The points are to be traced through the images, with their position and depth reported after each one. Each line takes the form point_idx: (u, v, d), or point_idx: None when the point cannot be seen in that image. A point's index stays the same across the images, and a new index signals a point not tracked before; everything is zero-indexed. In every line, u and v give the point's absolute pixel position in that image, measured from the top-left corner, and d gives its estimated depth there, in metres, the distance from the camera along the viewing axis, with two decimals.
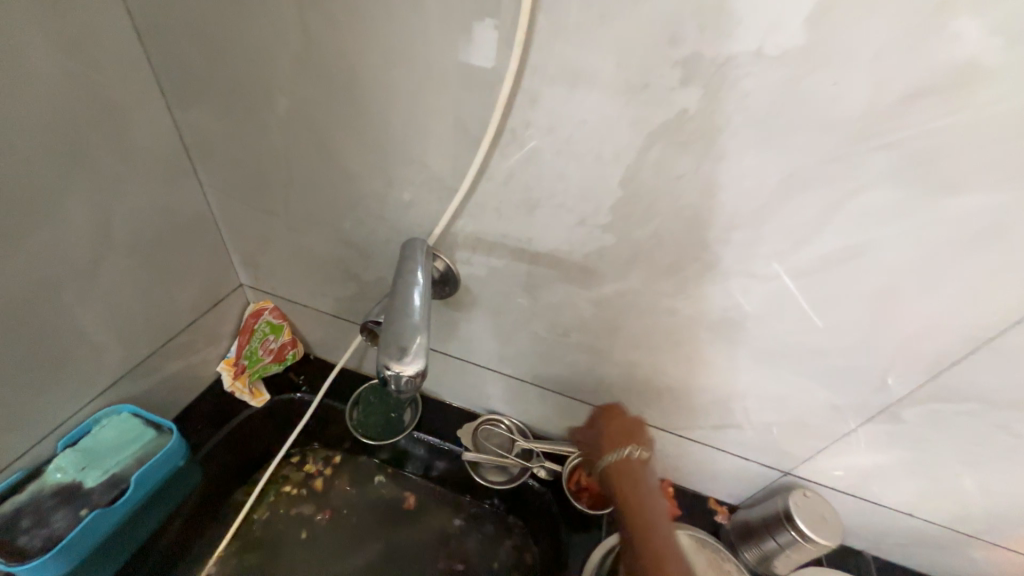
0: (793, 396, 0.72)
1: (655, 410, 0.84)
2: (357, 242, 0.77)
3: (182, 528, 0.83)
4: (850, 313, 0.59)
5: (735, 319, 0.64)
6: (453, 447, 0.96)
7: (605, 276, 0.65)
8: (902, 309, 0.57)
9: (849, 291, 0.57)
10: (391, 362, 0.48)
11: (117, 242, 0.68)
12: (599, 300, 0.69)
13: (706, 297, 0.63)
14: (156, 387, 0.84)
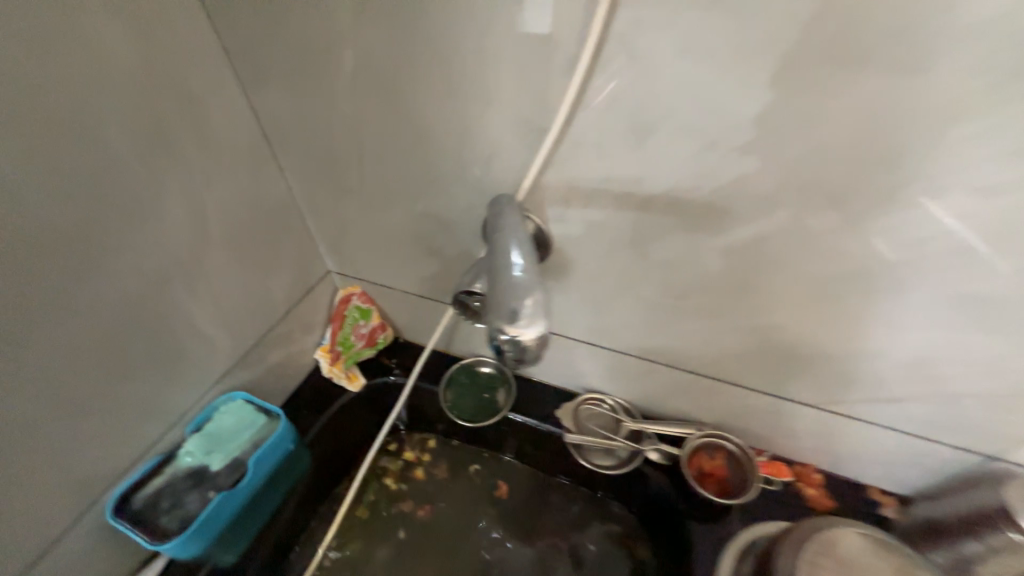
0: (1006, 359, 0.54)
1: (799, 383, 0.69)
2: (437, 213, 0.71)
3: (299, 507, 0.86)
4: (969, 288, 0.50)
5: (921, 257, 0.49)
6: (553, 430, 0.89)
7: (739, 213, 0.53)
8: (985, 305, 0.51)
9: (943, 273, 0.50)
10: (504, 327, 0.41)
11: (212, 234, 0.68)
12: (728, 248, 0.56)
13: (879, 229, 0.49)
14: (264, 376, 0.86)
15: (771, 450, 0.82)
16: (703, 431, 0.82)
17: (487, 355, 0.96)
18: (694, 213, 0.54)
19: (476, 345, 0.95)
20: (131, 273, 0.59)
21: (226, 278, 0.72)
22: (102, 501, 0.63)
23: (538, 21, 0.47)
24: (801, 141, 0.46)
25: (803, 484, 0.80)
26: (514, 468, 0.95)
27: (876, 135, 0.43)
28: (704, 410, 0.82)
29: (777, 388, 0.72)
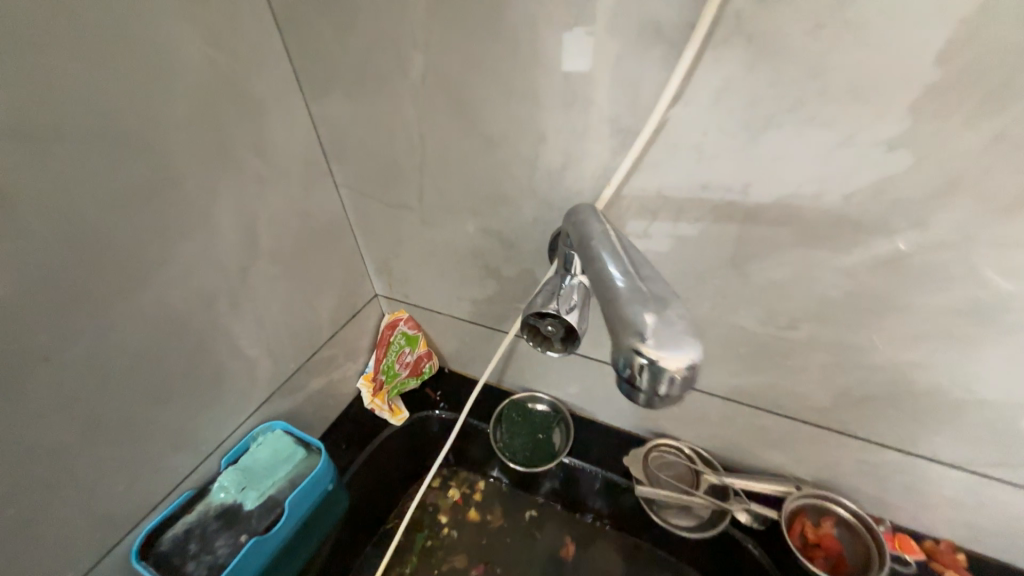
0: None
1: (937, 437, 0.57)
2: (499, 230, 0.66)
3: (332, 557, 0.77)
4: None
5: None
6: (618, 479, 0.79)
7: (870, 223, 0.44)
8: None
9: None
10: (642, 346, 0.30)
11: (263, 249, 0.66)
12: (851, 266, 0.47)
13: None
14: (305, 404, 0.81)
15: (891, 518, 0.68)
16: (807, 492, 0.68)
17: (542, 391, 0.87)
18: (811, 224, 0.46)
19: (529, 378, 0.86)
20: (179, 286, 0.56)
21: (273, 297, 0.69)
22: (128, 538, 0.58)
23: (577, 63, 0.47)
24: (966, 131, 0.37)
25: (937, 562, 0.65)
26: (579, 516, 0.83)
27: None
28: (802, 464, 0.69)
29: (904, 443, 0.59)
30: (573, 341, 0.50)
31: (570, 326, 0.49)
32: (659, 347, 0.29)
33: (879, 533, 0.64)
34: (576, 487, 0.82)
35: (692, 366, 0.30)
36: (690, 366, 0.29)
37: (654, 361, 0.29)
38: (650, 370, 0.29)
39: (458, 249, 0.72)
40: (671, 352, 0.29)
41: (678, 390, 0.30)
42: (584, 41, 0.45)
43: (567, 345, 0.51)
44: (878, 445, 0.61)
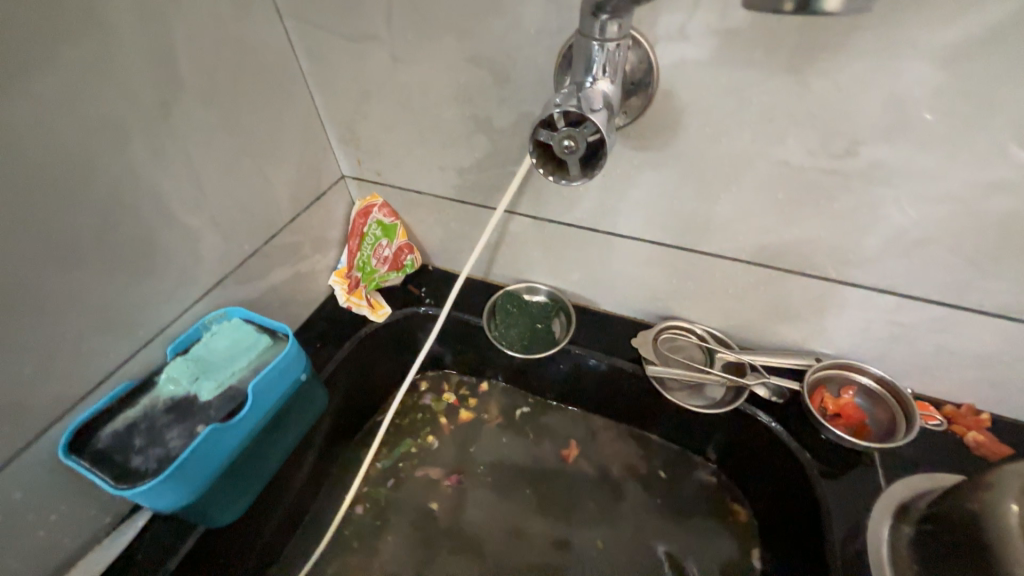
0: None
1: (998, 284, 0.50)
2: (491, 58, 0.53)
3: (315, 459, 0.71)
4: None
5: None
6: (626, 365, 0.71)
7: None
8: None
9: None
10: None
11: (187, 79, 0.51)
12: (935, 53, 0.39)
13: None
14: (269, 299, 0.70)
15: (911, 386, 0.64)
16: (829, 361, 0.64)
17: (540, 281, 0.77)
18: None
19: (524, 267, 0.76)
20: (68, 108, 0.42)
21: (209, 150, 0.56)
22: (54, 432, 0.48)
23: None
24: None
25: (958, 428, 0.62)
26: (580, 417, 0.80)
27: None
28: (832, 336, 0.62)
29: (953, 296, 0.53)
30: (596, 163, 0.40)
31: (599, 138, 0.39)
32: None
33: (905, 398, 0.60)
34: (578, 376, 0.76)
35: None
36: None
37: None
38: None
39: (439, 95, 0.59)
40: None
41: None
42: None
43: (589, 172, 0.41)
44: (924, 301, 0.54)
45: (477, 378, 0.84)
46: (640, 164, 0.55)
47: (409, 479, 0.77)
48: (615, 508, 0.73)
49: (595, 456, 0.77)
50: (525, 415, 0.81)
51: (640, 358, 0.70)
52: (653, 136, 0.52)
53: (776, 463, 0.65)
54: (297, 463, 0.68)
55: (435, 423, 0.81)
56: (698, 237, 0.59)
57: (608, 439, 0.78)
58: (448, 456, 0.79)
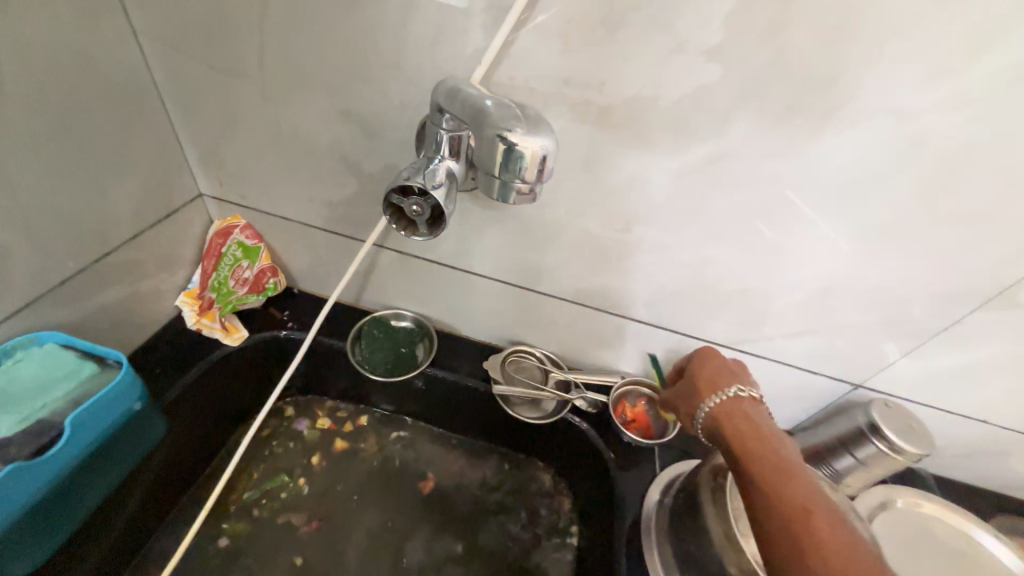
0: (874, 288, 0.63)
1: (719, 324, 0.73)
2: (360, 115, 0.60)
3: (148, 496, 0.65)
4: (815, 239, 0.60)
5: (823, 184, 0.55)
6: (478, 384, 0.82)
7: (680, 133, 0.54)
8: (827, 254, 0.61)
9: (799, 218, 0.59)
10: (513, 132, 0.42)
11: (7, 84, 0.48)
12: (671, 173, 0.57)
13: (795, 155, 0.54)
14: (98, 321, 0.65)
15: None
16: (629, 378, 0.83)
17: (406, 308, 0.84)
18: (642, 127, 0.55)
19: (391, 295, 0.83)
20: None
21: (31, 159, 0.52)
22: None
23: (431, 19, 0.52)
24: (741, 55, 0.49)
25: None
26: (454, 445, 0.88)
27: (797, 54, 0.47)
28: (630, 359, 0.82)
29: (698, 332, 0.75)
30: (438, 224, 0.51)
31: (441, 206, 0.49)
32: (525, 136, 0.42)
33: None
34: (437, 395, 0.84)
35: (544, 156, 0.43)
36: (542, 148, 0.43)
37: (517, 142, 0.42)
38: (516, 152, 0.43)
39: (309, 137, 0.64)
40: (529, 141, 0.43)
41: (546, 173, 0.45)
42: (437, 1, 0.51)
43: (432, 230, 0.51)
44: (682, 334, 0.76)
45: (349, 404, 0.88)
46: (487, 219, 0.67)
47: (268, 516, 0.77)
48: (468, 523, 0.81)
49: (458, 478, 0.85)
50: (401, 450, 0.86)
51: (489, 378, 0.81)
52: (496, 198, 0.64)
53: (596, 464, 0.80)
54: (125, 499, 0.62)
55: (306, 456, 0.82)
56: (533, 279, 0.74)
57: (472, 463, 0.87)
58: (316, 493, 0.80)
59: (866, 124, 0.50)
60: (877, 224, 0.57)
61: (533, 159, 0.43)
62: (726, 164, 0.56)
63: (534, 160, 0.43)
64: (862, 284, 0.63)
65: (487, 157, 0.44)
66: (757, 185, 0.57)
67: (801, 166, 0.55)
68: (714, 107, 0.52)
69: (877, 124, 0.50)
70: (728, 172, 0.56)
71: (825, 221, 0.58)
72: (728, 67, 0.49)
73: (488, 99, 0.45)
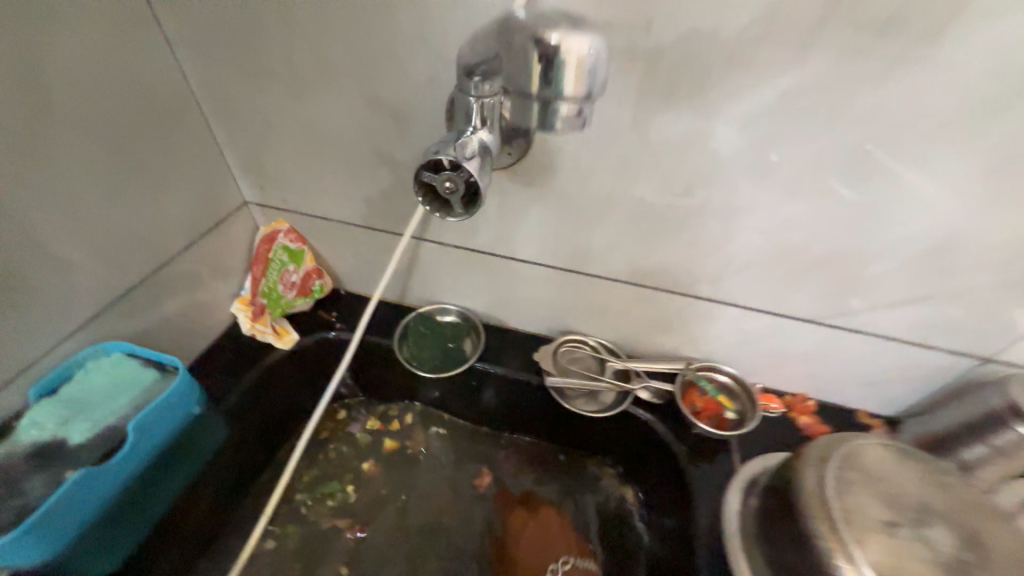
0: (1011, 237, 0.51)
1: (803, 296, 0.63)
2: (388, 99, 0.58)
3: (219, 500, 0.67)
4: (926, 182, 0.50)
5: (936, 112, 0.45)
6: (530, 377, 0.77)
7: (747, 71, 0.46)
8: (944, 199, 0.50)
9: (904, 158, 0.49)
10: (551, 35, 0.40)
11: (58, 103, 0.49)
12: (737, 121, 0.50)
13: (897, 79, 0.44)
14: (161, 331, 0.67)
15: (761, 381, 0.77)
16: (697, 364, 0.75)
17: (450, 302, 0.81)
18: (699, 70, 0.47)
19: (435, 289, 0.80)
20: None
21: (87, 176, 0.53)
22: None
23: None
24: None
25: (795, 412, 0.75)
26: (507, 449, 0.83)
27: None
28: (697, 342, 0.74)
29: (778, 307, 0.65)
30: (475, 198, 0.46)
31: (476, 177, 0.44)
32: (567, 35, 0.39)
33: (752, 391, 0.73)
34: (488, 391, 0.81)
35: (589, 58, 0.40)
36: (586, 48, 0.39)
37: (558, 44, 0.39)
38: (557, 55, 0.39)
39: (340, 129, 0.62)
40: (571, 42, 0.39)
41: (593, 83, 0.41)
42: None
43: (470, 208, 0.47)
44: (758, 310, 0.67)
45: (396, 405, 0.86)
46: (528, 197, 0.62)
47: (316, 520, 0.76)
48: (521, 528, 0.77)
49: (509, 479, 0.81)
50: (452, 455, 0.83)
51: (542, 370, 0.76)
52: (536, 174, 0.59)
53: (660, 460, 0.74)
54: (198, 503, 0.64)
55: (355, 459, 0.81)
56: (582, 260, 0.68)
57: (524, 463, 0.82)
58: (367, 497, 0.78)
59: (995, 28, 0.40)
60: (1014, 155, 0.46)
61: (576, 65, 0.40)
62: (806, 102, 0.47)
63: (581, 65, 0.40)
64: (993, 234, 0.51)
65: (522, 72, 0.42)
66: (847, 124, 0.48)
67: (906, 93, 0.45)
68: (788, 33, 0.44)
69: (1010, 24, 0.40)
70: (809, 112, 0.48)
71: (940, 159, 0.48)
72: None
73: (522, 12, 0.44)
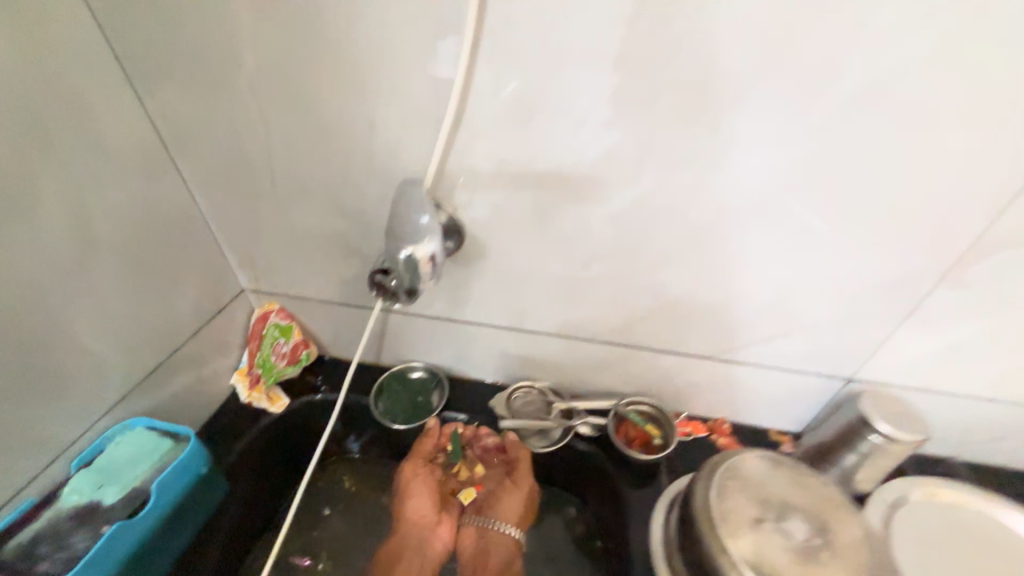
0: (839, 282, 0.66)
1: (702, 339, 0.78)
2: (351, 209, 0.73)
3: (227, 540, 0.81)
4: (758, 246, 0.65)
5: (756, 203, 0.61)
6: (488, 422, 0.91)
7: (614, 185, 0.62)
8: (780, 261, 0.66)
9: (743, 229, 0.64)
10: (414, 251, 0.60)
11: (101, 245, 0.67)
12: (614, 217, 0.66)
13: (723, 183, 0.60)
14: (174, 403, 0.82)
15: (687, 410, 0.90)
16: (628, 399, 0.87)
17: (418, 360, 0.95)
18: (579, 183, 0.63)
19: (406, 350, 0.94)
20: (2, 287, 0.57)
21: (119, 289, 0.71)
22: None
23: (393, 133, 0.63)
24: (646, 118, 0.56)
25: (717, 434, 0.88)
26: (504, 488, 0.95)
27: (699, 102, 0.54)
28: (626, 381, 0.88)
29: (678, 347, 0.80)
30: (420, 238, 0.61)
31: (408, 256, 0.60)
32: (421, 249, 0.60)
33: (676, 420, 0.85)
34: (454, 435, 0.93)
35: (433, 254, 0.61)
36: (429, 249, 0.60)
37: (411, 252, 0.60)
38: (412, 258, 0.60)
39: (316, 231, 0.78)
40: (421, 245, 0.60)
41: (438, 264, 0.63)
42: (392, 119, 0.62)
43: (431, 237, 0.61)
44: (667, 350, 0.81)
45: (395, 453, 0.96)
46: (470, 274, 0.78)
47: (432, 514, 0.90)
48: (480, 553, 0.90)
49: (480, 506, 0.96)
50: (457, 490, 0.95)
51: (496, 415, 0.90)
52: (472, 257, 0.76)
53: (598, 484, 0.88)
54: (205, 544, 0.78)
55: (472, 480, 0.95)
56: (521, 320, 0.83)
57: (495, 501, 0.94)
58: (506, 516, 0.89)
59: (773, 153, 0.57)
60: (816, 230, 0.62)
61: (416, 259, 0.60)
62: (661, 202, 0.63)
63: (427, 259, 0.61)
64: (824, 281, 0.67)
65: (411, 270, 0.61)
66: (692, 213, 0.63)
67: (733, 194, 0.61)
68: (633, 162, 0.60)
69: (783, 147, 0.57)
70: (666, 210, 0.64)
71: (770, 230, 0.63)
72: (637, 127, 0.57)
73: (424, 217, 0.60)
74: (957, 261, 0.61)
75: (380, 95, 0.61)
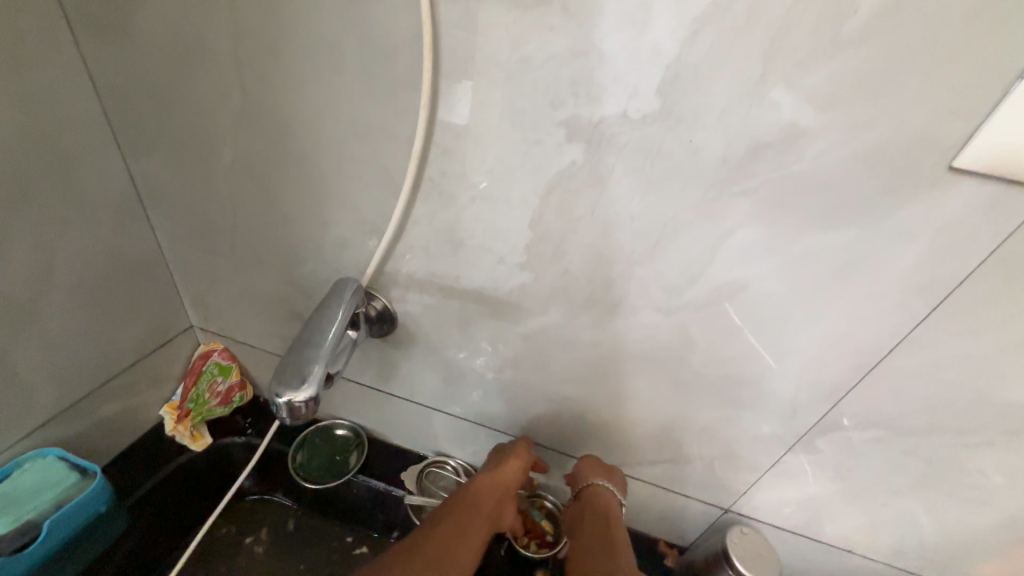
0: (718, 428, 0.73)
1: (600, 451, 0.85)
2: (299, 281, 0.80)
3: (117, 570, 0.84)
4: (648, 385, 0.73)
5: (647, 351, 0.69)
6: (396, 491, 0.95)
7: (527, 311, 0.70)
8: (668, 400, 0.73)
9: (637, 368, 0.71)
10: (290, 392, 0.56)
11: (58, 284, 0.73)
12: (527, 334, 0.73)
13: (619, 330, 0.68)
14: (97, 430, 0.86)
15: None
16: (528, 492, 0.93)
17: (344, 418, 1.00)
18: (497, 303, 0.71)
19: (335, 407, 0.99)
20: None
21: (64, 324, 0.76)
22: None
23: (343, 232, 0.71)
24: (555, 268, 0.65)
25: None
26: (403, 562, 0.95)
27: (601, 265, 0.62)
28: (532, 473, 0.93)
29: (579, 453, 0.87)
30: (299, 383, 0.56)
31: (286, 403, 0.56)
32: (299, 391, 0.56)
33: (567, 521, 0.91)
34: (363, 498, 0.96)
35: (314, 396, 0.57)
36: (308, 392, 0.56)
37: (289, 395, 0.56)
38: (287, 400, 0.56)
39: (267, 293, 0.84)
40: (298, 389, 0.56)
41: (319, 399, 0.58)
42: (342, 221, 0.70)
43: (311, 380, 0.57)
44: (569, 454, 0.87)
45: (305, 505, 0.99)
46: (399, 355, 0.85)
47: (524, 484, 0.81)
48: None
49: None
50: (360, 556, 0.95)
51: (405, 487, 0.95)
52: (402, 341, 0.82)
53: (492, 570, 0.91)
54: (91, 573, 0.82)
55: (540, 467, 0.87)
56: (440, 403, 0.89)
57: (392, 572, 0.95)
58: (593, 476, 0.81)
59: (660, 317, 0.65)
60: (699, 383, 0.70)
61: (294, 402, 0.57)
62: (565, 332, 0.71)
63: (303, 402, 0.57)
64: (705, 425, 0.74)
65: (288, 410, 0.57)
66: (592, 346, 0.71)
67: (628, 341, 0.69)
68: (543, 296, 0.68)
69: (672, 314, 0.64)
70: (569, 340, 0.72)
71: (662, 374, 0.71)
72: (547, 272, 0.65)
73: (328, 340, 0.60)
74: (813, 431, 0.68)
75: (335, 201, 0.68)
